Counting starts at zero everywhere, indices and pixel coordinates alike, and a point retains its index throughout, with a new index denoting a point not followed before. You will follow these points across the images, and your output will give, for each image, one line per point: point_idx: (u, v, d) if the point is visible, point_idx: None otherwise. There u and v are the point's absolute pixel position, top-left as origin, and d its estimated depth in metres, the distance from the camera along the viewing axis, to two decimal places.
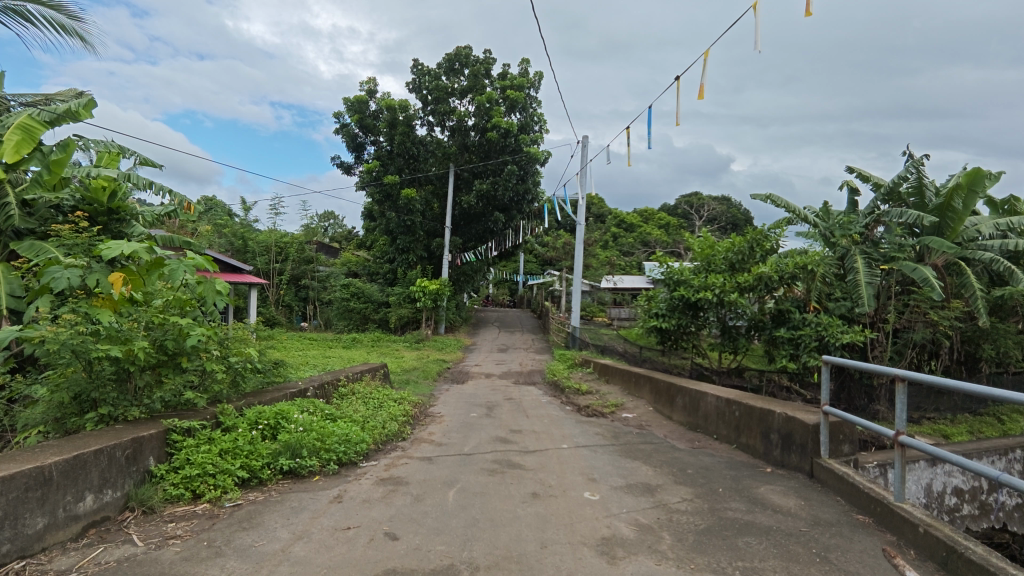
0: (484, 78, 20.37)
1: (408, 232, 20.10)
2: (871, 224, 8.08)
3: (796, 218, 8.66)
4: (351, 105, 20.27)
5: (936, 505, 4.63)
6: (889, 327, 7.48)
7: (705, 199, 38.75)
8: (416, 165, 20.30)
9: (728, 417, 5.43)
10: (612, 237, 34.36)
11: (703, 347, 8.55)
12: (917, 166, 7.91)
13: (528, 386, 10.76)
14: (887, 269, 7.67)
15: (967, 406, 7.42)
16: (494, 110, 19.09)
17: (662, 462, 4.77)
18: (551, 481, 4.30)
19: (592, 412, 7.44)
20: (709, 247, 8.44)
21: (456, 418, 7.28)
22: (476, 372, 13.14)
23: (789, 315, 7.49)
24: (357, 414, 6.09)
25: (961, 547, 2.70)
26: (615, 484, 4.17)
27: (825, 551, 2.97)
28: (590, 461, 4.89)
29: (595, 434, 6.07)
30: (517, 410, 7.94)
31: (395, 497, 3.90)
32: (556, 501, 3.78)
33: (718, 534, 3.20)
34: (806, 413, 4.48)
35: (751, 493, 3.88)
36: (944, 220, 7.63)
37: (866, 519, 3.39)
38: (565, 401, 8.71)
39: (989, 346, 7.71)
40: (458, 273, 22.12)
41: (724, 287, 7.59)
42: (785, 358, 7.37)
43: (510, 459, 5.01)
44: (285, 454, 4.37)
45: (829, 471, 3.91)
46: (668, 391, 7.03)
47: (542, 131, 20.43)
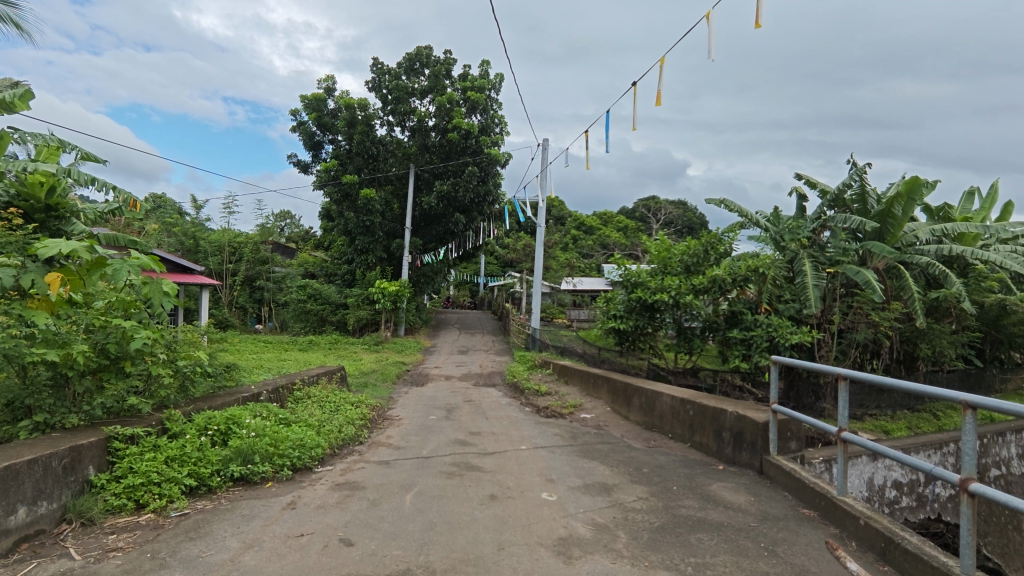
0: (445, 79, 20.30)
1: (367, 232, 19.81)
2: (817, 229, 8.38)
3: (748, 223, 8.93)
4: (308, 103, 19.86)
5: (877, 498, 4.85)
6: (834, 327, 7.78)
7: (662, 203, 39.63)
8: (375, 165, 20.03)
9: (682, 416, 5.55)
10: (571, 239, 34.74)
11: (660, 347, 8.73)
12: (860, 174, 8.25)
13: (488, 388, 10.75)
14: (833, 272, 7.99)
15: (905, 403, 7.78)
16: (455, 111, 19.07)
17: (619, 462, 4.84)
18: (509, 483, 4.30)
19: (551, 413, 7.50)
20: (665, 250, 8.62)
21: (415, 421, 7.20)
22: (436, 375, 13.05)
23: (741, 316, 7.70)
24: (312, 418, 5.95)
25: (898, 538, 2.83)
26: (572, 485, 4.21)
27: (772, 545, 3.06)
28: (548, 461, 4.93)
29: (554, 434, 6.12)
30: (476, 412, 7.93)
31: (351, 502, 3.83)
32: (514, 503, 3.79)
33: (671, 531, 3.27)
34: (756, 411, 4.63)
35: (703, 490, 3.98)
36: (885, 226, 8.01)
37: (811, 513, 3.51)
38: (524, 402, 8.74)
39: (926, 346, 8.10)
40: (418, 275, 21.94)
41: (680, 289, 7.80)
42: (738, 358, 7.58)
43: (468, 461, 4.99)
44: (236, 461, 4.24)
45: (778, 467, 4.05)
46: (625, 391, 7.14)
47: (503, 132, 20.47)
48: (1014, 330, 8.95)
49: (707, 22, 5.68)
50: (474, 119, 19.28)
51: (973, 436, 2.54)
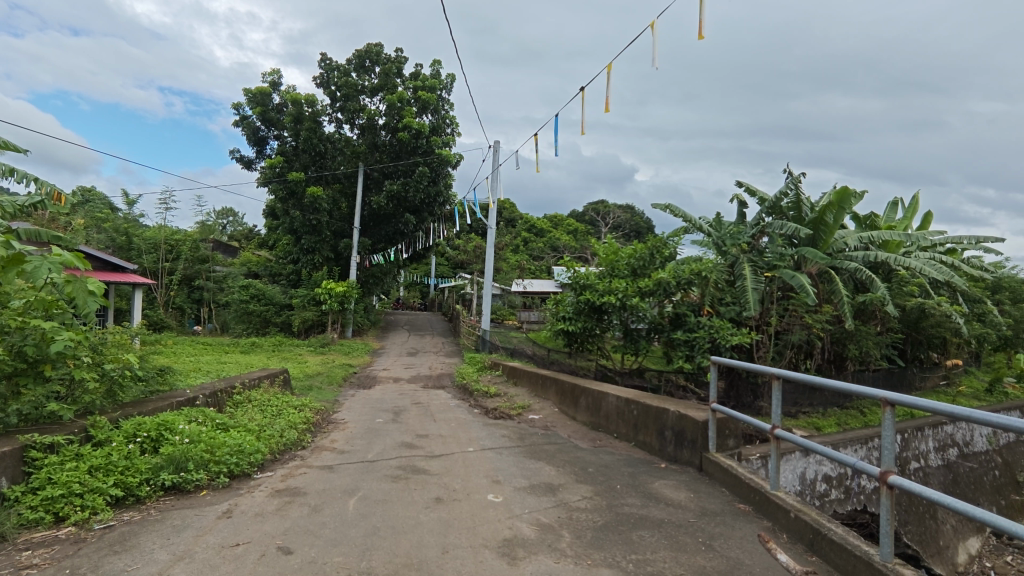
0: (396, 77, 20.04)
1: (313, 232, 19.31)
2: (756, 235, 8.75)
3: (691, 227, 9.21)
4: (253, 97, 19.23)
5: (809, 492, 5.08)
6: (771, 329, 8.10)
7: (611, 207, 40.33)
8: (322, 162, 19.55)
9: (627, 416, 5.66)
10: (522, 241, 34.94)
11: (607, 349, 8.89)
12: (796, 183, 8.65)
13: (437, 390, 10.66)
14: (770, 277, 8.33)
15: (835, 401, 8.20)
16: (406, 110, 18.84)
17: (565, 462, 4.89)
18: (456, 485, 4.27)
19: (499, 415, 7.51)
20: (613, 253, 8.75)
21: (361, 424, 7.05)
22: (384, 377, 12.86)
23: (685, 318, 7.93)
24: (252, 423, 5.73)
25: (824, 529, 2.98)
26: (518, 485, 4.22)
27: (709, 539, 3.17)
28: (495, 463, 4.93)
29: (502, 436, 6.12)
30: (424, 414, 7.84)
31: (291, 509, 3.71)
32: (460, 506, 3.76)
33: (614, 529, 3.32)
34: (696, 410, 4.78)
35: (646, 488, 4.07)
36: (818, 233, 8.42)
37: (746, 508, 3.66)
38: (473, 404, 8.73)
39: (854, 346, 8.55)
40: (367, 275, 21.53)
41: (626, 291, 7.95)
42: (682, 359, 7.76)
43: (415, 464, 4.93)
44: (168, 469, 4.03)
45: (716, 464, 4.19)
46: (572, 392, 7.22)
47: (454, 133, 20.38)
48: (932, 331, 9.57)
49: (651, 31, 5.81)
50: (425, 119, 19.12)
51: (891, 431, 2.71)
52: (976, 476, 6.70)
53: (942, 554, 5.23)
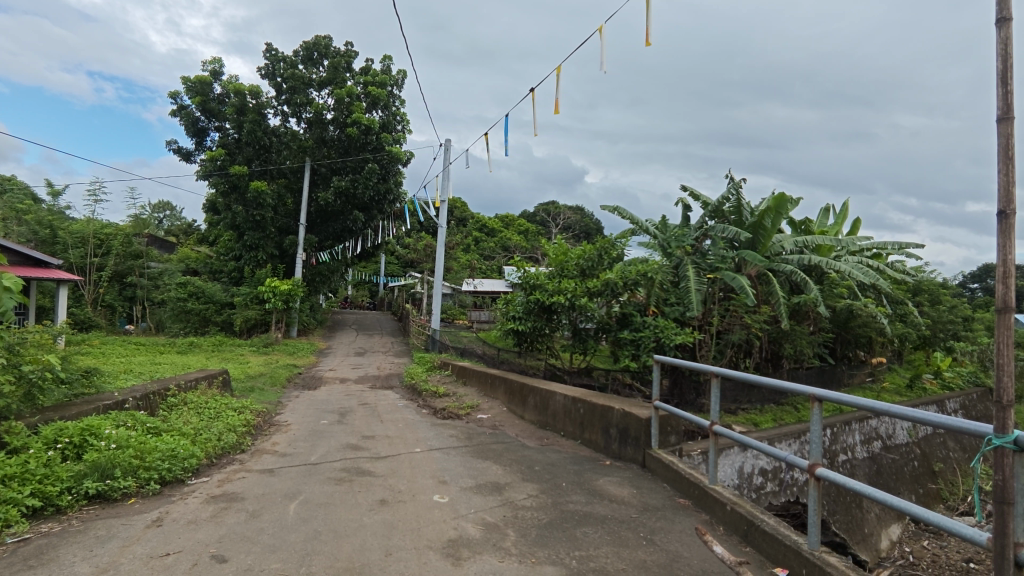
0: (345, 71, 19.63)
1: (257, 228, 18.65)
2: (699, 237, 9.03)
3: (638, 230, 9.41)
4: (192, 86, 18.43)
5: (746, 485, 5.28)
6: (713, 329, 8.34)
7: (562, 208, 40.77)
8: (267, 156, 18.96)
9: (574, 415, 5.73)
10: (473, 240, 34.82)
11: (556, 348, 8.96)
12: (737, 189, 8.98)
13: (385, 390, 10.49)
14: (713, 278, 8.61)
15: (772, 398, 8.55)
16: (355, 105, 18.47)
17: (512, 461, 4.90)
18: (401, 487, 4.20)
19: (448, 415, 7.46)
20: (562, 253, 8.83)
21: (304, 426, 6.86)
22: (331, 377, 12.54)
23: (631, 318, 8.06)
24: (187, 426, 5.48)
25: (757, 520, 3.11)
26: (464, 485, 4.21)
27: (650, 534, 3.25)
28: (441, 463, 4.89)
29: (450, 436, 6.09)
30: (371, 415, 7.70)
31: (227, 515, 3.57)
32: (404, 507, 3.71)
33: (559, 526, 3.35)
34: (640, 408, 4.88)
35: (591, 485, 4.13)
36: (757, 237, 8.76)
37: (685, 502, 3.77)
38: (421, 404, 8.64)
39: (789, 345, 8.92)
40: (313, 273, 20.96)
41: (575, 292, 8.06)
42: (628, 357, 7.86)
43: (360, 466, 4.83)
44: (92, 476, 3.82)
45: (658, 461, 4.29)
46: (520, 391, 7.26)
47: (404, 130, 20.11)
48: (859, 331, 10.11)
49: (599, 36, 5.91)
50: (375, 115, 18.79)
51: (819, 426, 2.86)
52: (898, 466, 7.13)
53: (867, 541, 5.55)
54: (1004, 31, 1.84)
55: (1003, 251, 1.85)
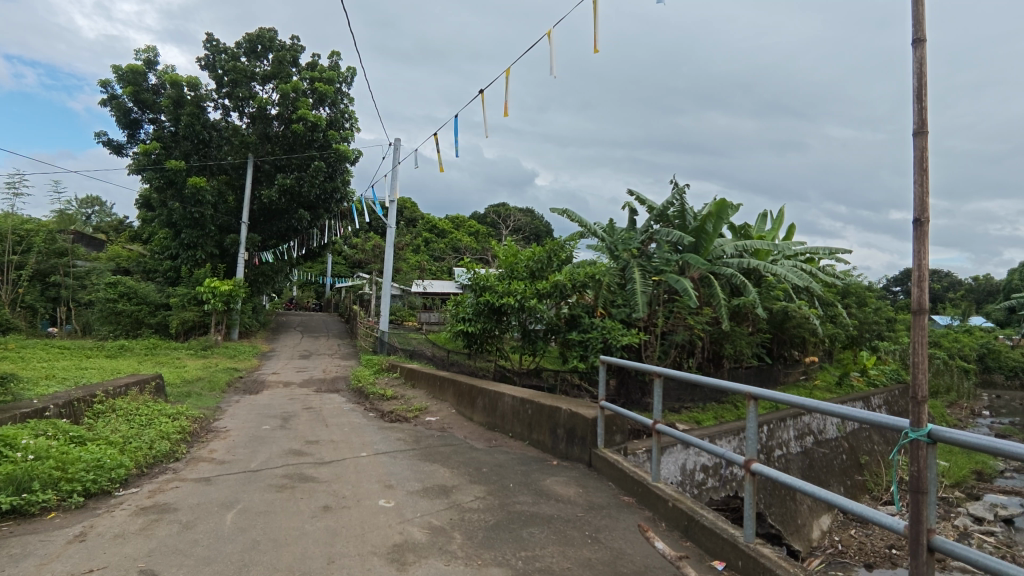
0: (290, 66, 19.09)
1: (195, 226, 17.85)
2: (645, 241, 9.24)
3: (587, 232, 9.56)
4: (123, 75, 17.54)
5: (688, 482, 5.44)
6: (658, 330, 8.53)
7: (512, 210, 41.04)
8: (206, 151, 18.17)
9: (522, 415, 5.75)
10: (423, 241, 34.47)
11: (506, 349, 8.98)
12: (681, 194, 9.22)
13: (330, 394, 10.23)
14: (658, 281, 8.83)
15: (713, 396, 8.82)
16: (301, 101, 17.99)
17: (460, 463, 4.87)
18: (345, 492, 4.11)
19: (395, 418, 7.36)
20: (512, 255, 8.86)
21: (244, 432, 6.61)
22: (274, 381, 12.14)
23: (580, 319, 8.15)
24: (115, 434, 5.19)
25: (698, 516, 3.20)
26: (411, 489, 4.15)
27: (595, 532, 3.30)
28: (388, 467, 4.81)
29: (397, 439, 6.00)
30: (315, 419, 7.50)
31: (158, 527, 3.39)
32: (349, 513, 3.63)
33: (506, 528, 3.36)
34: (586, 408, 4.96)
35: (538, 485, 4.16)
36: (700, 241, 9.02)
37: (630, 500, 3.85)
38: (368, 407, 8.47)
39: (729, 345, 9.21)
40: (256, 273, 20.21)
41: (525, 294, 8.11)
42: (576, 358, 7.95)
43: (302, 472, 4.69)
44: (6, 490, 3.56)
45: (604, 459, 4.37)
46: (469, 393, 7.23)
47: (353, 128, 19.69)
48: (794, 331, 10.58)
49: (548, 41, 5.98)
50: (322, 111, 18.34)
51: (755, 423, 2.99)
52: (828, 460, 7.51)
53: (800, 532, 5.81)
54: (919, 51, 1.97)
55: (918, 256, 1.97)
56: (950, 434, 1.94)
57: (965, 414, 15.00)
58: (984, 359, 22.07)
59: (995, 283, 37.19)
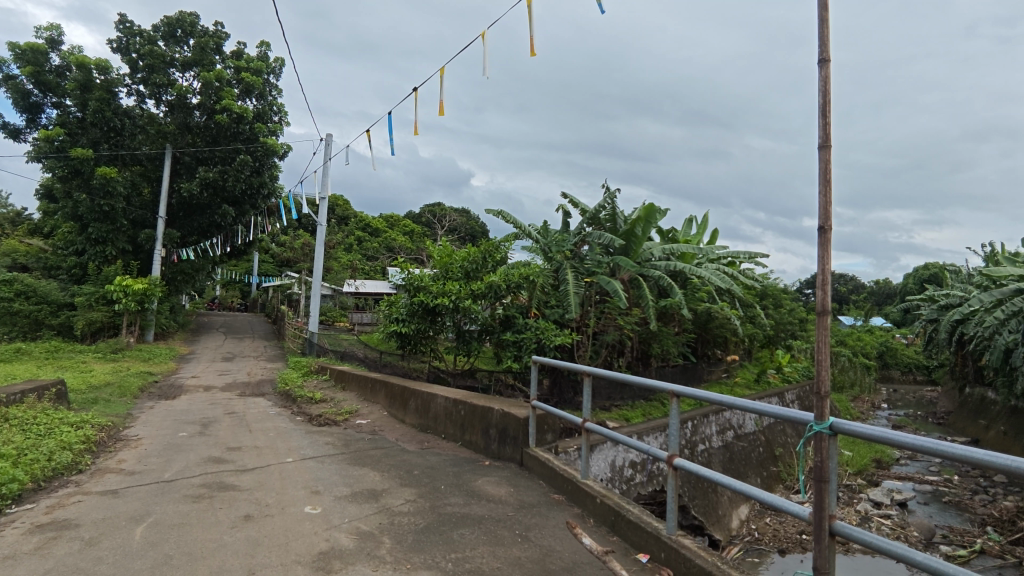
0: (214, 53, 18.14)
1: (105, 219, 16.63)
2: (578, 243, 9.42)
3: (521, 234, 9.64)
4: (22, 54, 16.10)
5: (617, 478, 5.58)
6: (589, 330, 8.70)
7: (447, 211, 40.79)
8: (117, 140, 17.01)
9: (454, 416, 5.72)
10: (355, 240, 33.62)
11: (440, 350, 8.92)
12: (612, 198, 9.43)
13: (255, 398, 9.78)
14: (590, 282, 9.03)
15: (642, 394, 9.09)
16: (225, 90, 17.15)
17: (390, 466, 4.79)
18: (268, 500, 3.95)
19: (324, 421, 7.14)
20: (447, 255, 8.81)
21: (158, 440, 6.22)
22: (192, 385, 11.48)
23: (514, 320, 8.17)
24: (8, 447, 4.75)
25: (624, 511, 3.30)
26: (339, 494, 4.04)
27: (525, 530, 3.33)
28: (315, 472, 4.65)
29: (325, 443, 5.82)
30: (238, 425, 7.16)
31: (55, 546, 3.13)
32: (271, 521, 3.49)
33: (436, 530, 3.34)
34: (519, 408, 5.01)
35: (469, 486, 4.16)
36: (630, 243, 9.26)
37: (559, 497, 3.92)
38: (295, 411, 8.18)
39: (657, 345, 9.50)
40: (174, 271, 19.00)
41: (459, 294, 8.09)
42: (510, 359, 7.98)
43: (222, 480, 4.46)
44: None
45: (534, 458, 4.43)
46: (401, 395, 7.11)
47: (281, 122, 18.95)
48: (717, 331, 11.09)
49: (482, 41, 6.01)
50: (248, 103, 17.53)
51: (677, 420, 3.13)
52: (746, 453, 7.93)
53: (721, 522, 6.09)
54: (825, 70, 2.12)
55: (822, 262, 2.11)
56: (847, 426, 2.10)
57: (867, 407, 16.22)
58: (884, 356, 23.98)
59: (894, 286, 40.59)
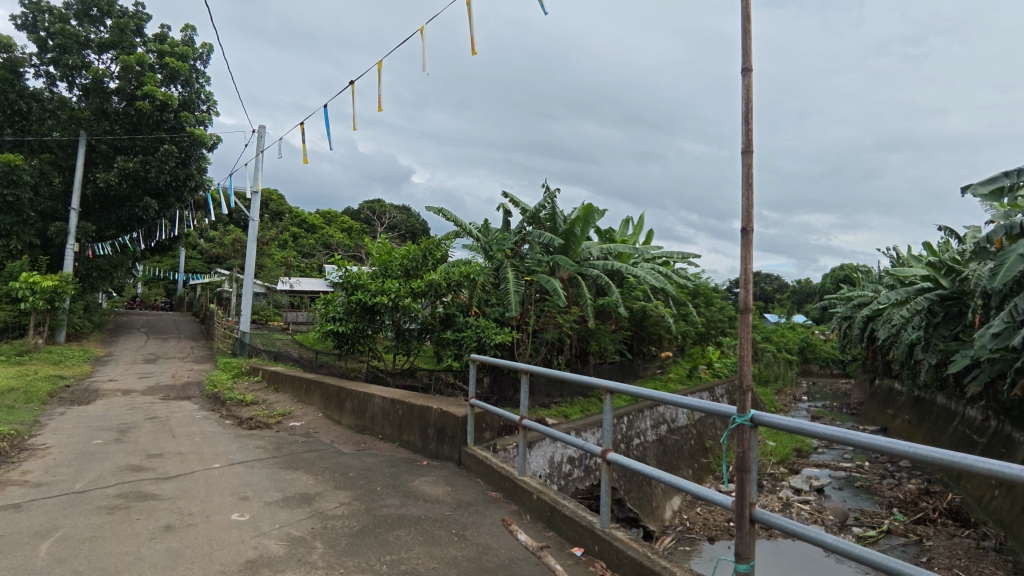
0: (134, 36, 17.07)
1: (8, 211, 15.35)
2: (518, 242, 9.47)
3: (462, 232, 9.59)
4: None
5: (556, 473, 5.67)
6: (530, 328, 8.76)
7: (387, 207, 40.08)
8: (24, 124, 15.85)
9: (392, 416, 5.63)
10: (290, 236, 32.47)
11: (379, 349, 8.76)
12: (552, 198, 9.52)
13: (179, 401, 9.27)
14: (530, 281, 9.09)
15: (581, 391, 9.24)
16: (147, 76, 16.19)
17: (325, 469, 4.66)
18: (192, 508, 3.75)
19: (254, 424, 6.85)
20: (386, 253, 8.67)
21: (69, 448, 5.78)
22: (110, 389, 10.73)
23: (454, 318, 8.12)
24: None
25: (560, 507, 3.34)
26: (269, 500, 3.89)
27: (462, 529, 3.32)
28: (244, 478, 4.46)
29: (256, 447, 5.59)
30: (160, 430, 6.76)
31: None
32: (195, 531, 3.33)
33: (371, 532, 3.27)
34: (457, 407, 4.99)
35: (406, 487, 4.11)
36: (569, 243, 9.39)
37: (497, 494, 3.94)
38: (224, 414, 7.81)
39: (595, 342, 9.67)
40: (89, 268, 17.70)
41: (399, 292, 7.97)
42: (450, 357, 7.92)
43: (141, 490, 4.20)
44: None
45: (472, 457, 4.42)
46: (337, 395, 6.93)
47: (210, 112, 18.04)
48: (652, 328, 11.42)
49: (421, 36, 5.94)
50: (172, 90, 16.60)
51: (610, 415, 3.22)
52: (679, 445, 8.22)
53: (655, 513, 6.28)
54: (748, 79, 2.22)
55: (745, 262, 2.21)
56: (768, 418, 2.22)
57: (789, 399, 17.17)
58: (805, 352, 25.47)
59: (814, 286, 43.10)
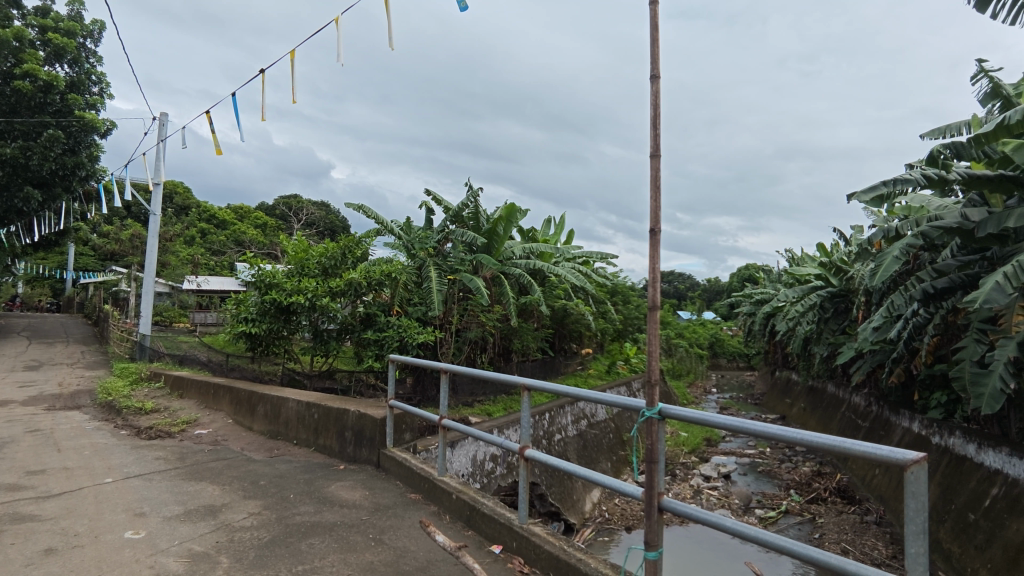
0: (10, 7, 15.44)
1: None
2: (441, 241, 9.39)
3: (383, 230, 9.38)
4: None
5: (479, 472, 5.68)
6: (452, 328, 8.71)
7: (304, 203, 38.58)
8: None
9: (307, 421, 5.41)
10: (197, 232, 30.51)
11: (295, 351, 8.42)
12: (474, 196, 9.49)
13: (67, 412, 8.46)
14: (453, 280, 9.03)
15: (504, 388, 9.32)
16: (28, 52, 14.74)
17: (232, 479, 4.41)
18: (78, 528, 3.44)
19: (155, 433, 6.37)
20: (303, 251, 8.35)
21: None
22: None
23: (375, 318, 7.91)
24: None
25: (479, 505, 3.35)
26: (168, 514, 3.63)
27: (379, 534, 3.25)
28: (141, 492, 4.14)
29: (155, 459, 5.20)
30: (43, 444, 6.14)
31: None
32: (81, 552, 3.05)
33: (282, 542, 3.13)
34: (376, 408, 4.88)
35: (321, 493, 3.96)
36: (492, 242, 9.41)
37: (416, 496, 3.89)
38: (120, 424, 7.20)
39: (517, 340, 9.76)
40: None
41: (316, 292, 7.69)
42: (371, 358, 7.71)
43: (17, 511, 3.79)
44: None
45: (391, 459, 4.33)
46: (248, 400, 6.58)
47: (102, 94, 16.65)
48: (572, 326, 11.68)
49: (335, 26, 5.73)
50: (58, 70, 15.25)
51: (528, 413, 3.25)
52: (598, 439, 8.46)
53: (575, 506, 6.41)
54: (655, 85, 2.30)
55: (653, 262, 2.30)
56: (674, 411, 2.33)
57: (700, 392, 18.10)
58: (714, 346, 26.97)
59: (723, 284, 45.68)
